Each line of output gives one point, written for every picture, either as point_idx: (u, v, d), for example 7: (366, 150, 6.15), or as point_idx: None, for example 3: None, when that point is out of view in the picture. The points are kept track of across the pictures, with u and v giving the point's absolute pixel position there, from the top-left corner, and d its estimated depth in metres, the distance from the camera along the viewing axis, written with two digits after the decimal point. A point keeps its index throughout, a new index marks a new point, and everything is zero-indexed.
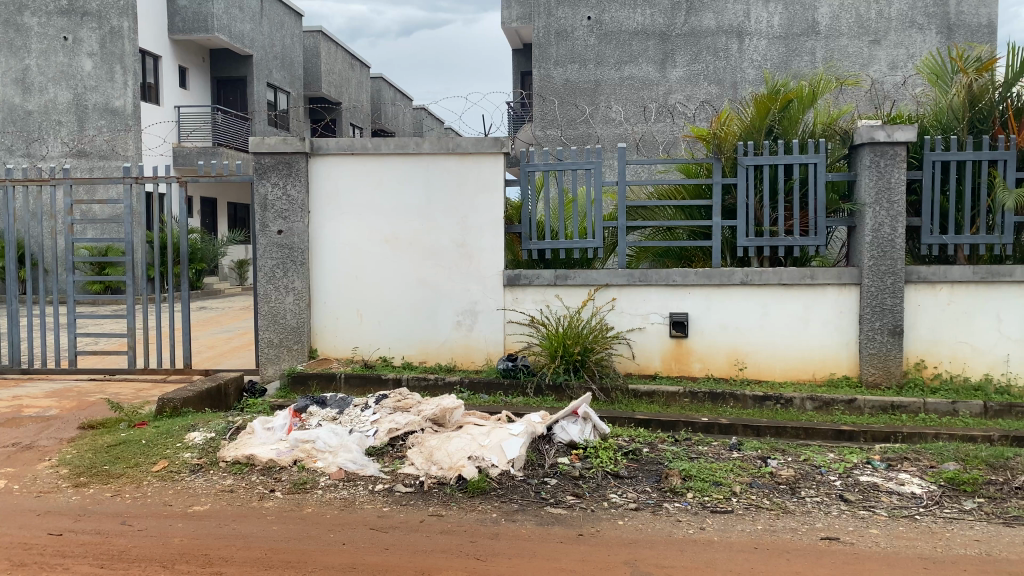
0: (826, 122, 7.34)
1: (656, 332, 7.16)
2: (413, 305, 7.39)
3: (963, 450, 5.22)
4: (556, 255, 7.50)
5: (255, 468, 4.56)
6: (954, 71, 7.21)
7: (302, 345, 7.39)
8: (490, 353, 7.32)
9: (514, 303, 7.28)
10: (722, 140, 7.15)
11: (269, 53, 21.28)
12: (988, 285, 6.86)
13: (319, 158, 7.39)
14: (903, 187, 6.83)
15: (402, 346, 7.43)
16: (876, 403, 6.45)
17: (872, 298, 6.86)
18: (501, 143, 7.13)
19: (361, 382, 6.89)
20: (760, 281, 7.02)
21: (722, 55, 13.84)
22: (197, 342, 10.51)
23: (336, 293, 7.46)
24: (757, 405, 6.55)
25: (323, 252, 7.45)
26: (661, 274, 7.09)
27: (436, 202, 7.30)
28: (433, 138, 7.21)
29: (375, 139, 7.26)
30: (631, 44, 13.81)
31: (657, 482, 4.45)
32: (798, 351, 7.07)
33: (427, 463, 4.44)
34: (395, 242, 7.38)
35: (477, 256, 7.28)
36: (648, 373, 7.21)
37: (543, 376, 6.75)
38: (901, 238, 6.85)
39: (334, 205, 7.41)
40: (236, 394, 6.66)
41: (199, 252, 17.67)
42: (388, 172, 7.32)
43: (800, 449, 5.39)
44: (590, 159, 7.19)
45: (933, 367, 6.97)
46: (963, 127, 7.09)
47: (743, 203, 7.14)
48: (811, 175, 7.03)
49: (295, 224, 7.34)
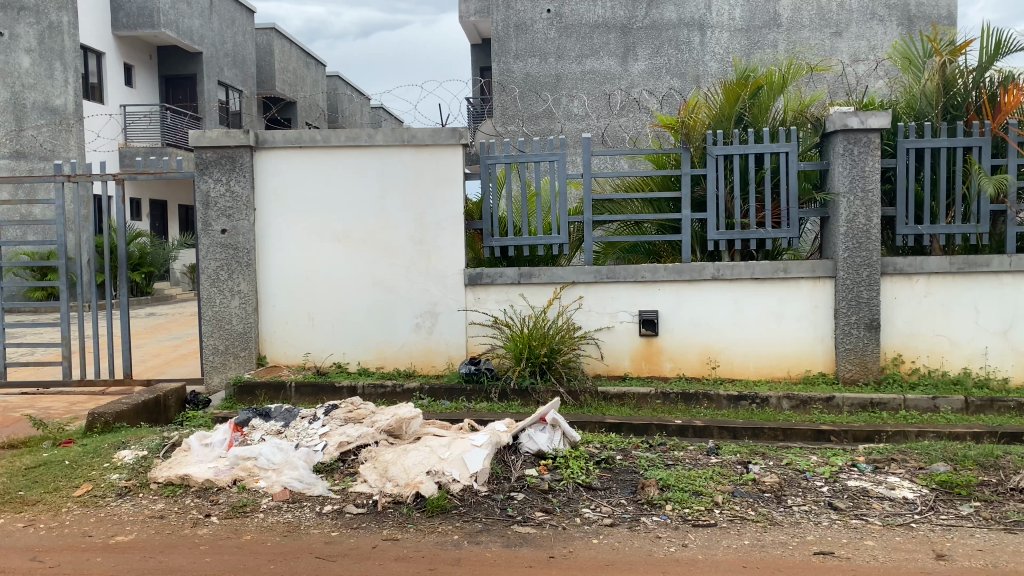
0: (796, 110, 7.01)
1: (625, 331, 6.83)
2: (369, 307, 6.97)
3: (950, 449, 4.95)
4: (519, 252, 7.12)
5: (190, 489, 4.11)
6: (925, 55, 6.96)
7: (250, 352, 6.94)
8: (451, 356, 6.92)
9: (476, 304, 6.89)
10: (690, 129, 6.85)
11: (220, 50, 20.61)
12: (964, 276, 6.64)
13: (264, 152, 6.94)
14: (878, 175, 6.57)
15: (358, 351, 7.00)
16: (855, 401, 6.17)
17: (847, 291, 6.61)
18: (459, 134, 6.75)
19: (313, 391, 6.47)
20: (732, 275, 6.72)
21: (684, 48, 13.58)
22: (143, 350, 9.93)
23: (286, 296, 7.02)
24: (732, 406, 6.24)
25: (271, 253, 7.00)
26: (629, 270, 6.75)
27: (392, 197, 6.89)
28: (387, 129, 6.80)
29: (324, 130, 6.83)
30: (591, 37, 13.51)
31: (633, 494, 4.09)
32: (772, 348, 6.79)
33: (381, 480, 4.02)
34: (348, 241, 6.95)
35: (436, 254, 6.88)
36: (618, 374, 6.87)
37: (508, 379, 6.35)
38: (876, 228, 6.59)
39: (282, 201, 6.96)
40: (177, 405, 6.19)
41: (148, 256, 17.03)
42: (340, 166, 6.90)
43: (781, 451, 5.09)
44: (553, 150, 6.83)
45: (911, 362, 6.74)
46: (936, 114, 6.87)
47: (712, 195, 6.83)
48: (783, 165, 6.74)
49: (239, 222, 6.88)
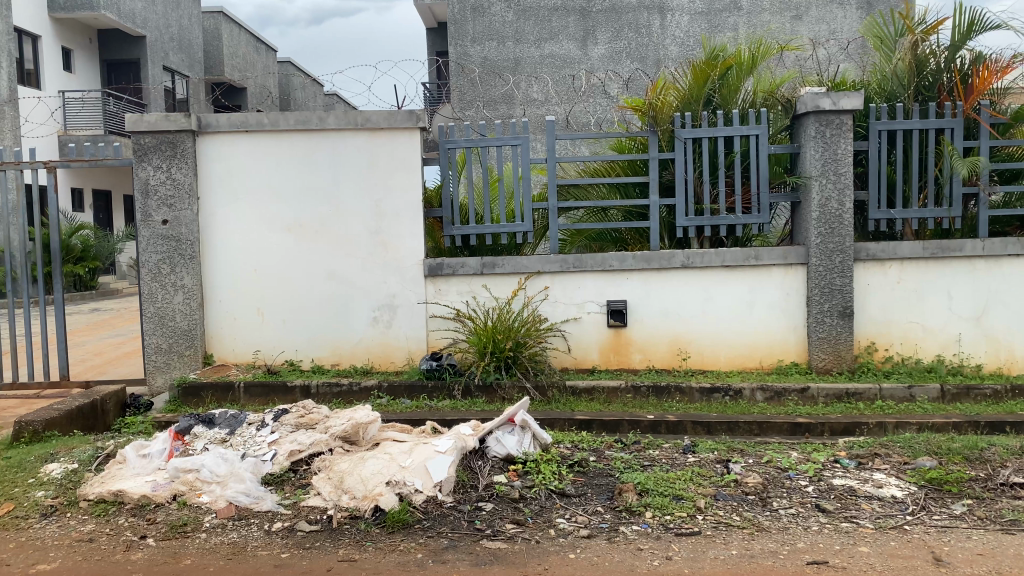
0: (766, 91, 6.77)
1: (593, 322, 6.56)
2: (323, 301, 6.59)
3: (933, 441, 4.76)
4: (482, 241, 6.80)
5: (124, 507, 3.72)
6: (897, 35, 6.73)
7: (195, 350, 6.52)
8: (411, 352, 6.58)
9: (437, 296, 6.55)
10: (658, 111, 6.54)
11: (164, 34, 19.84)
12: (937, 261, 6.48)
13: (207, 137, 6.52)
14: (851, 158, 6.37)
15: (311, 348, 6.62)
16: (830, 391, 5.98)
17: (820, 278, 6.41)
18: (416, 117, 6.41)
19: (264, 392, 6.09)
20: (702, 263, 6.48)
21: (644, 32, 13.27)
22: (83, 349, 9.35)
23: (233, 290, 6.61)
24: (705, 399, 6.00)
25: (217, 244, 6.58)
26: (596, 259, 6.47)
27: (345, 185, 6.51)
28: (339, 112, 6.41)
29: (271, 113, 6.42)
30: (550, 20, 13.16)
31: (610, 500, 3.81)
32: (743, 338, 6.57)
33: (336, 492, 3.68)
34: (299, 231, 6.55)
35: (393, 244, 6.52)
36: (585, 367, 6.60)
37: (472, 375, 6.03)
38: (849, 213, 6.40)
39: (227, 189, 6.54)
40: (116, 409, 5.76)
41: (92, 248, 16.35)
42: (289, 151, 6.49)
43: (760, 447, 4.85)
44: (517, 134, 6.54)
45: (884, 350, 6.57)
46: (908, 95, 6.69)
47: (681, 179, 6.57)
48: (753, 147, 6.50)
49: (182, 212, 6.45)
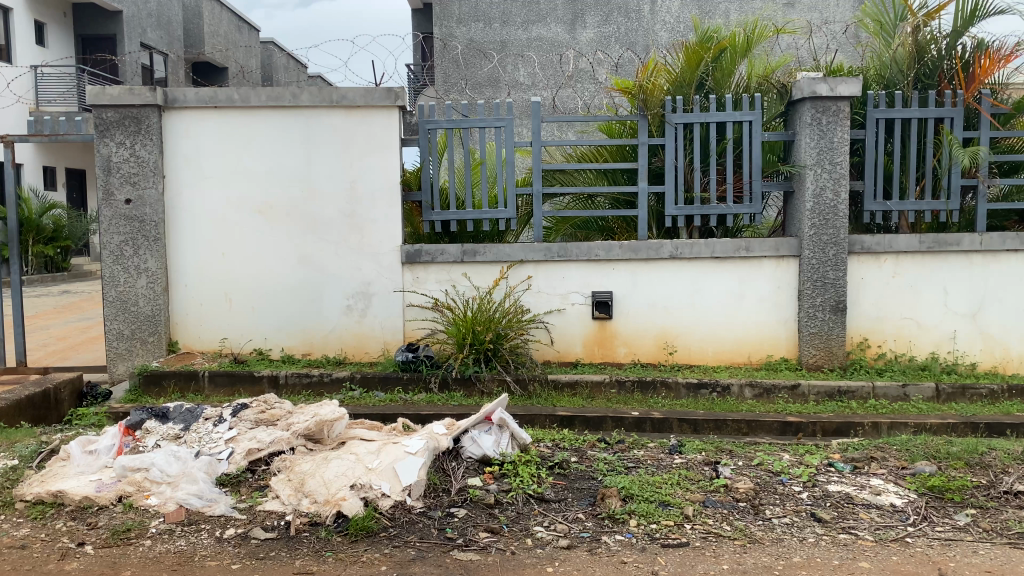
0: (761, 75, 6.44)
1: (577, 314, 6.29)
2: (294, 287, 6.28)
3: (930, 445, 4.53)
4: (462, 227, 6.50)
5: (64, 510, 3.42)
6: (897, 19, 6.46)
7: (159, 336, 6.20)
8: (386, 341, 6.29)
9: (414, 284, 6.26)
10: (648, 94, 6.23)
11: (141, 9, 19.29)
12: (934, 255, 6.26)
13: (174, 112, 6.18)
14: (847, 147, 6.11)
15: (282, 337, 6.32)
16: (822, 389, 5.75)
17: (813, 271, 6.17)
18: (395, 95, 6.09)
19: (230, 382, 5.79)
20: (691, 253, 6.22)
21: (634, 16, 12.42)
22: (48, 333, 8.97)
23: (200, 274, 6.30)
24: (692, 395, 5.75)
25: (183, 226, 6.26)
26: (581, 248, 6.20)
27: (319, 165, 6.19)
28: (313, 88, 6.09)
29: (242, 88, 6.09)
30: (538, 2, 12.30)
31: (592, 506, 3.55)
32: (732, 332, 6.33)
33: (297, 495, 3.40)
34: (269, 213, 6.24)
35: (369, 228, 6.22)
36: (569, 360, 6.34)
37: (450, 368, 5.74)
38: (844, 204, 6.15)
39: (194, 168, 6.22)
40: (71, 399, 5.45)
41: (64, 229, 15.90)
42: (260, 130, 6.17)
43: (750, 449, 4.61)
44: (499, 116, 6.24)
45: (877, 347, 6.35)
46: (907, 82, 6.42)
47: (671, 166, 6.30)
48: (746, 134, 6.24)
49: (145, 191, 6.11)
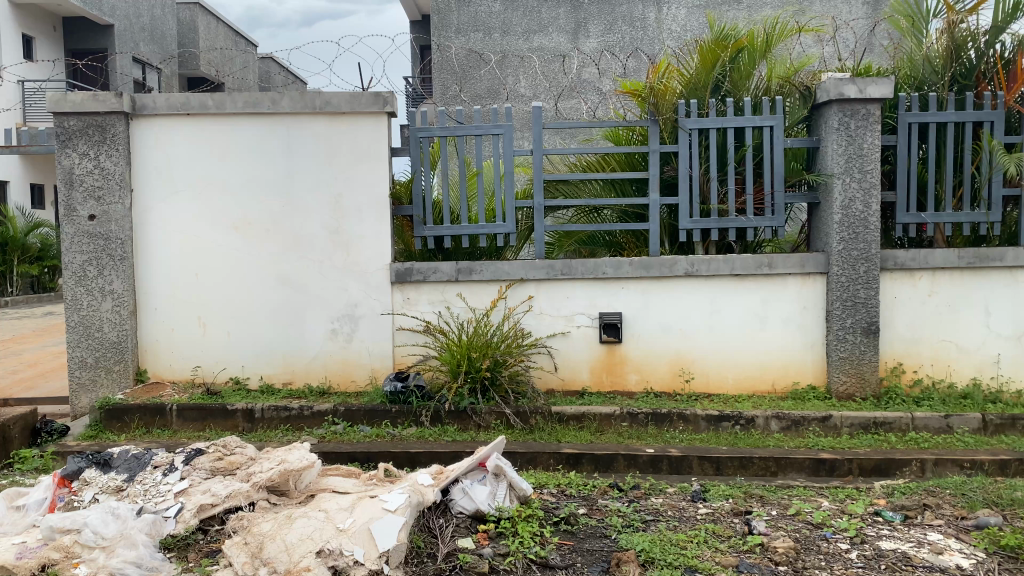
0: (782, 76, 5.90)
1: (583, 337, 5.75)
2: (274, 310, 5.75)
3: (989, 489, 3.99)
4: (458, 244, 5.95)
5: None
6: (930, 16, 5.95)
7: (125, 365, 5.66)
8: (374, 369, 5.74)
9: (405, 306, 5.72)
10: (660, 97, 5.73)
11: (135, 23, 18.85)
12: (974, 272, 5.71)
13: (143, 120, 5.67)
14: (878, 154, 5.58)
15: (260, 364, 5.78)
16: (856, 421, 5.18)
17: (842, 289, 5.62)
18: (383, 100, 5.57)
19: (201, 416, 5.24)
20: (708, 271, 5.68)
21: (639, 25, 11.38)
22: (20, 359, 8.44)
23: (172, 296, 5.77)
24: (712, 429, 5.18)
25: (153, 244, 5.74)
26: (587, 265, 5.67)
27: (300, 176, 5.67)
28: (294, 93, 5.58)
29: (217, 94, 5.59)
30: (540, 11, 11.35)
31: (605, 573, 3.00)
32: (753, 357, 5.78)
33: (252, 563, 2.85)
34: (247, 229, 5.71)
35: (356, 245, 5.69)
36: (574, 389, 5.78)
37: (443, 400, 5.17)
38: (876, 215, 5.61)
39: (165, 181, 5.71)
40: (24, 436, 4.85)
41: (52, 248, 15.42)
42: (237, 138, 5.66)
43: (783, 494, 4.05)
44: (497, 122, 5.73)
45: (912, 372, 5.79)
46: (943, 83, 5.89)
47: (685, 175, 5.77)
48: (767, 140, 5.71)
49: (111, 206, 5.59)
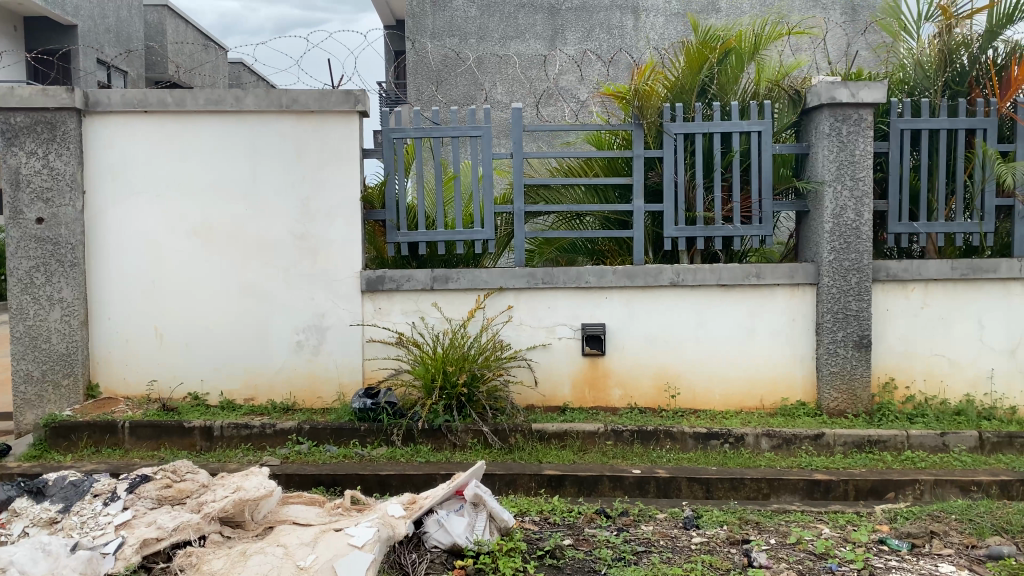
0: (771, 80, 5.69)
1: (565, 350, 5.47)
2: (236, 320, 5.41)
3: (997, 514, 3.75)
4: (432, 251, 5.65)
5: None
6: (922, 20, 5.78)
7: (75, 379, 5.28)
8: (342, 384, 5.41)
9: (376, 316, 5.41)
10: (644, 100, 5.46)
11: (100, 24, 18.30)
12: (968, 283, 5.52)
13: (97, 117, 5.31)
14: (870, 161, 5.38)
15: (221, 378, 5.43)
16: (849, 439, 4.93)
17: (833, 301, 5.39)
18: (354, 98, 5.27)
19: (155, 434, 4.87)
20: (694, 281, 5.43)
21: (618, 34, 10.72)
22: None
23: (126, 305, 5.40)
24: (700, 447, 4.91)
25: (106, 249, 5.37)
26: (569, 273, 5.40)
27: (266, 178, 5.34)
28: (259, 90, 5.26)
29: (177, 90, 5.26)
30: (516, 16, 10.67)
31: None
32: (740, 372, 5.53)
33: None
34: (208, 234, 5.37)
35: (324, 252, 5.37)
36: (555, 404, 5.50)
37: (416, 417, 4.85)
38: (868, 225, 5.40)
39: (120, 183, 5.35)
40: None
41: None
42: (198, 137, 5.33)
43: (781, 520, 3.78)
44: (475, 124, 5.46)
45: (904, 387, 5.58)
46: (936, 89, 5.71)
47: (670, 181, 5.53)
48: (755, 146, 5.48)
49: (61, 208, 5.23)
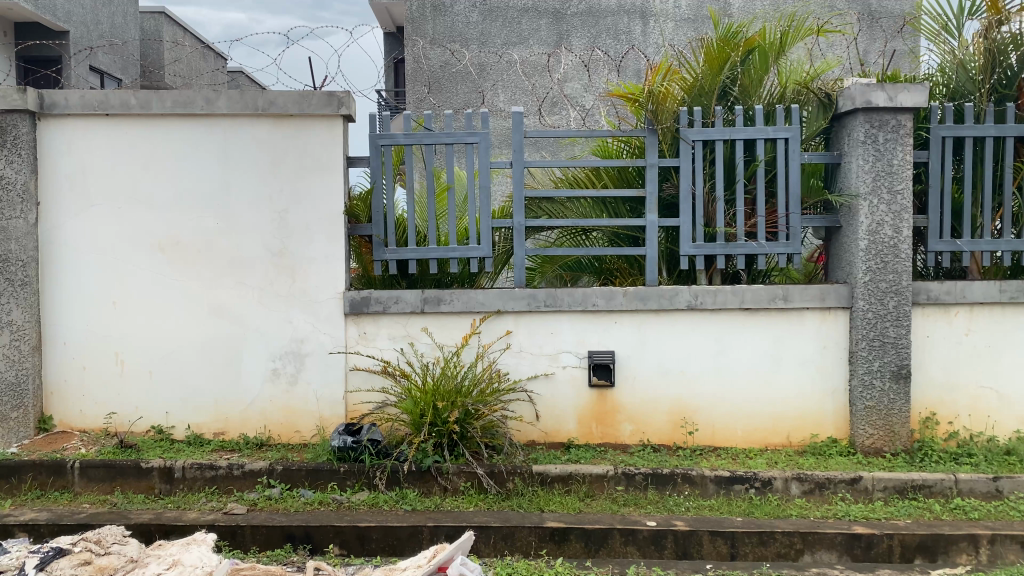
0: (799, 81, 5.14)
1: (569, 380, 4.93)
2: (204, 346, 4.87)
3: None
4: (423, 269, 5.11)
5: None
6: (969, 16, 5.23)
7: (25, 412, 4.74)
8: (321, 416, 4.87)
9: (360, 342, 4.87)
10: (659, 103, 4.93)
11: None
12: (1017, 308, 4.97)
13: (53, 121, 4.79)
14: (910, 171, 4.83)
15: (187, 410, 4.89)
16: (890, 484, 4.38)
17: (868, 328, 4.84)
18: (338, 101, 4.75)
19: (108, 476, 4.33)
20: (714, 304, 4.88)
21: (626, 39, 10.19)
22: None
23: (83, 329, 4.87)
24: (722, 493, 4.36)
25: (63, 267, 4.85)
26: (574, 295, 4.87)
27: (239, 189, 4.82)
28: (233, 92, 4.75)
29: (141, 91, 4.75)
30: (520, 22, 10.13)
31: None
32: (764, 404, 4.98)
33: None
34: (175, 251, 4.85)
35: (303, 270, 4.84)
36: (559, 441, 4.94)
37: (401, 457, 4.31)
38: (907, 242, 4.84)
39: (78, 194, 4.83)
40: None
41: None
42: (165, 143, 4.81)
43: None
44: (471, 130, 4.93)
45: (947, 423, 5.02)
46: (982, 92, 5.17)
47: (688, 193, 4.98)
48: (782, 154, 4.94)
49: (10, 222, 4.71)
